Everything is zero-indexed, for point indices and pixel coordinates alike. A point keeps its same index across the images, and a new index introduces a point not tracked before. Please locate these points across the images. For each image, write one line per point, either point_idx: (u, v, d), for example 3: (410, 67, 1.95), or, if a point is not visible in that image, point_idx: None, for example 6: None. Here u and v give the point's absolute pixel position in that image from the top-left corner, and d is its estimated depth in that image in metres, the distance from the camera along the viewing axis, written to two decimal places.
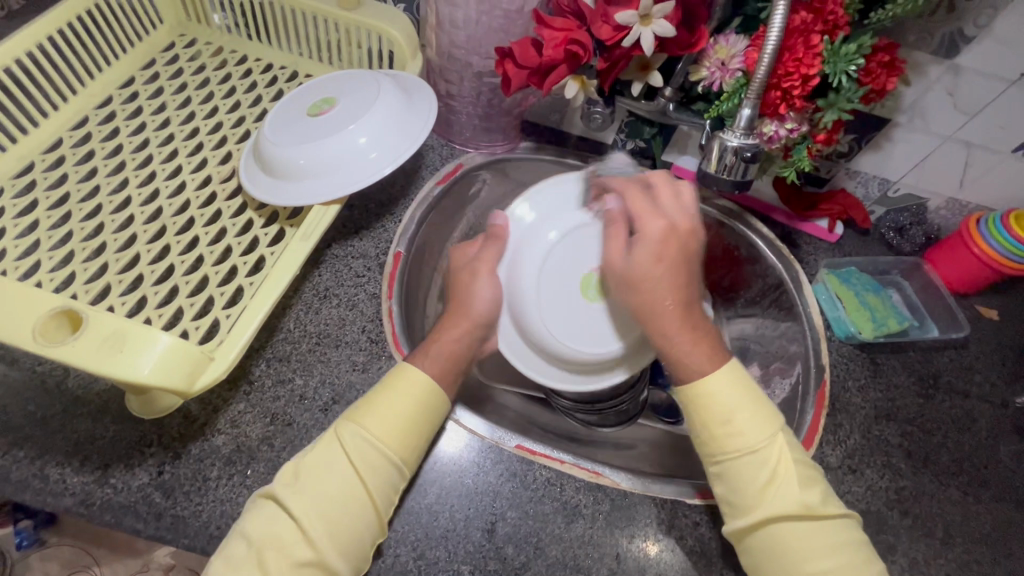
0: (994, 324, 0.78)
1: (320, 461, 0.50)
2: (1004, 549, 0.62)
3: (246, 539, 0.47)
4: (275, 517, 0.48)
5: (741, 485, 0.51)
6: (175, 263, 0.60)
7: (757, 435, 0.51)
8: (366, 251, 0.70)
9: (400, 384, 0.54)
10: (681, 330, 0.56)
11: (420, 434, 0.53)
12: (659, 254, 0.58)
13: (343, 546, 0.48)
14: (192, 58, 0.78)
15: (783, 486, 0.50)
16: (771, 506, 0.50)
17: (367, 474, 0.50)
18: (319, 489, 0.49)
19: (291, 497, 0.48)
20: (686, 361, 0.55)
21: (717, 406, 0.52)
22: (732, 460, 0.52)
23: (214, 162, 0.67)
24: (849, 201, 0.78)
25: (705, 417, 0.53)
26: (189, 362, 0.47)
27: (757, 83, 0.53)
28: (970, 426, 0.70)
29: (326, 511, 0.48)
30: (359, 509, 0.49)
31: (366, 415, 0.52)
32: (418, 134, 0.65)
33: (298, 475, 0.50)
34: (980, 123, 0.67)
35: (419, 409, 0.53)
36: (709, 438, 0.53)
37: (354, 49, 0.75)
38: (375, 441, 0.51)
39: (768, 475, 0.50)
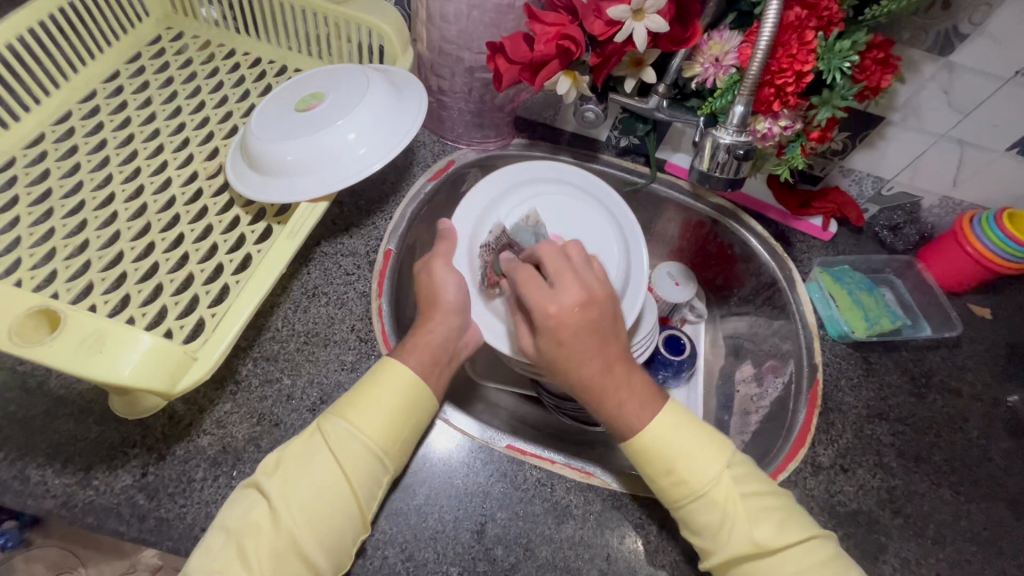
0: (987, 323, 0.78)
1: (304, 453, 0.50)
2: (995, 548, 0.62)
3: (227, 531, 0.47)
4: (257, 508, 0.47)
5: (699, 526, 0.51)
6: (160, 260, 0.59)
7: (704, 475, 0.52)
8: (356, 248, 0.70)
9: (387, 379, 0.54)
10: (616, 391, 0.56)
11: (406, 429, 0.53)
12: (587, 318, 0.56)
13: (324, 542, 0.47)
14: (179, 52, 0.76)
15: (734, 522, 0.50)
16: (728, 546, 0.50)
17: (350, 467, 0.49)
18: (298, 482, 0.48)
19: (273, 490, 0.48)
20: (626, 415, 0.55)
21: (657, 458, 0.53)
22: (686, 508, 0.52)
23: (200, 158, 0.66)
24: (842, 198, 0.78)
25: (653, 472, 0.53)
26: (171, 361, 0.46)
27: (750, 79, 0.53)
28: (961, 426, 0.70)
29: (307, 503, 0.47)
30: (341, 501, 0.48)
31: (353, 411, 0.52)
32: (407, 130, 0.64)
33: (280, 468, 0.49)
34: (974, 121, 0.67)
35: (405, 406, 0.53)
36: (661, 493, 0.53)
37: (344, 43, 0.74)
38: (360, 434, 0.51)
39: (720, 517, 0.50)
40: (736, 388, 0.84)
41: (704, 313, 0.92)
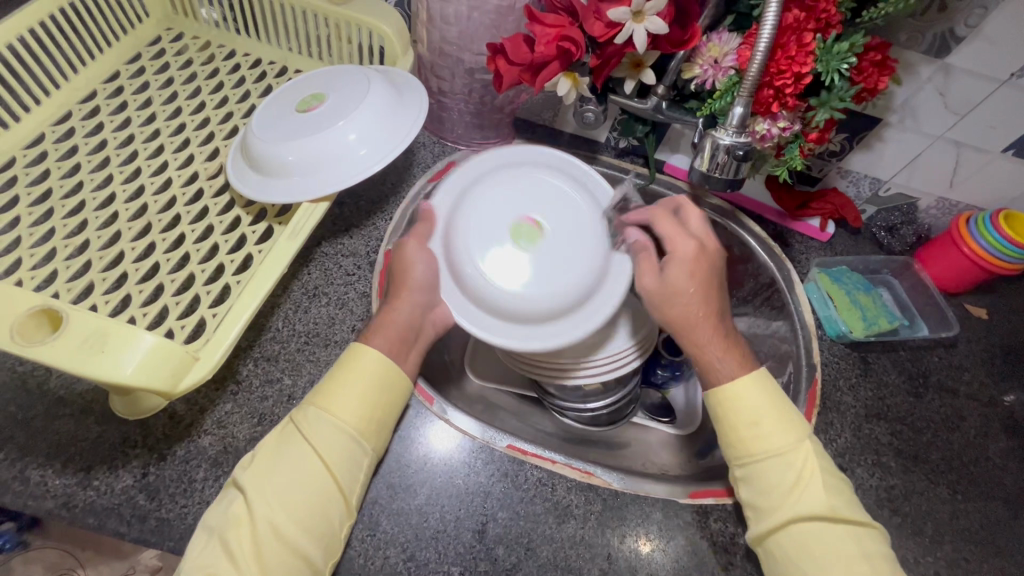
0: (983, 323, 0.78)
1: (279, 445, 0.50)
2: (992, 547, 0.63)
3: (212, 527, 0.48)
4: (237, 502, 0.48)
5: (766, 484, 0.53)
6: (161, 260, 0.59)
7: (785, 438, 0.54)
8: (356, 249, 0.70)
9: (353, 361, 0.54)
10: (719, 346, 0.58)
11: (376, 411, 0.53)
12: (694, 271, 0.59)
13: (309, 529, 0.48)
14: (179, 53, 0.77)
15: (808, 487, 0.52)
16: (796, 505, 0.52)
17: (321, 452, 0.49)
18: (273, 471, 0.49)
19: (248, 483, 0.48)
20: (716, 367, 0.57)
21: (745, 411, 0.55)
22: (761, 462, 0.54)
23: (201, 158, 0.66)
24: (840, 200, 0.79)
25: (728, 421, 0.56)
26: (173, 361, 0.46)
27: (750, 80, 0.53)
28: (958, 425, 0.70)
29: (283, 492, 0.48)
30: (317, 486, 0.49)
31: (324, 398, 0.52)
32: (408, 130, 0.64)
33: (255, 461, 0.50)
34: (971, 123, 0.67)
35: (375, 387, 0.53)
36: (737, 442, 0.55)
37: (345, 44, 0.74)
38: (329, 420, 0.51)
39: (793, 477, 0.53)
40: None
41: None
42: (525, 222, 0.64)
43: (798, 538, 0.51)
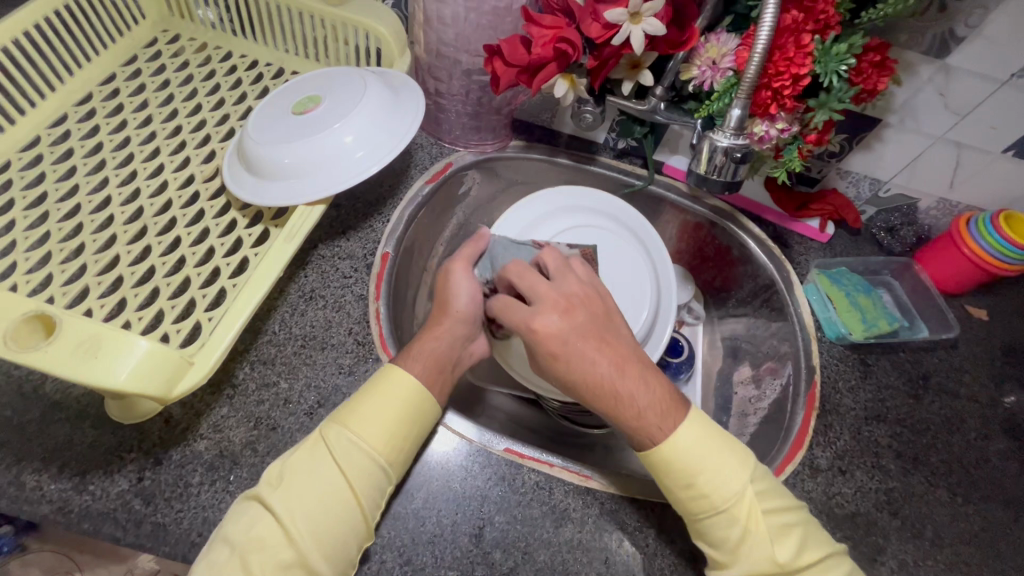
0: (984, 324, 0.78)
1: (306, 466, 0.49)
2: (992, 550, 0.62)
3: (231, 545, 0.46)
4: (262, 522, 0.47)
5: (716, 538, 0.51)
6: (156, 264, 0.58)
7: (728, 488, 0.51)
8: (353, 251, 0.69)
9: (389, 387, 0.53)
10: (632, 388, 0.54)
11: (409, 437, 0.53)
12: (575, 321, 0.56)
13: (330, 553, 0.47)
14: (175, 55, 0.76)
15: (756, 539, 0.50)
16: (748, 560, 0.50)
17: (354, 477, 0.49)
18: (298, 493, 0.48)
19: (277, 504, 0.47)
20: (647, 426, 0.53)
21: (679, 471, 0.52)
22: (708, 519, 0.51)
23: (197, 161, 0.66)
24: (840, 201, 0.78)
25: (671, 483, 0.52)
26: (167, 366, 0.46)
27: (748, 82, 0.53)
28: (958, 427, 0.70)
29: (314, 516, 0.47)
30: (348, 512, 0.48)
31: (354, 419, 0.51)
32: (404, 133, 0.64)
33: (283, 480, 0.49)
34: (970, 124, 0.67)
35: (407, 411, 0.53)
36: (682, 505, 0.52)
37: (341, 45, 0.74)
38: (363, 444, 0.50)
39: (739, 533, 0.50)
40: (734, 389, 0.84)
41: (701, 316, 0.91)
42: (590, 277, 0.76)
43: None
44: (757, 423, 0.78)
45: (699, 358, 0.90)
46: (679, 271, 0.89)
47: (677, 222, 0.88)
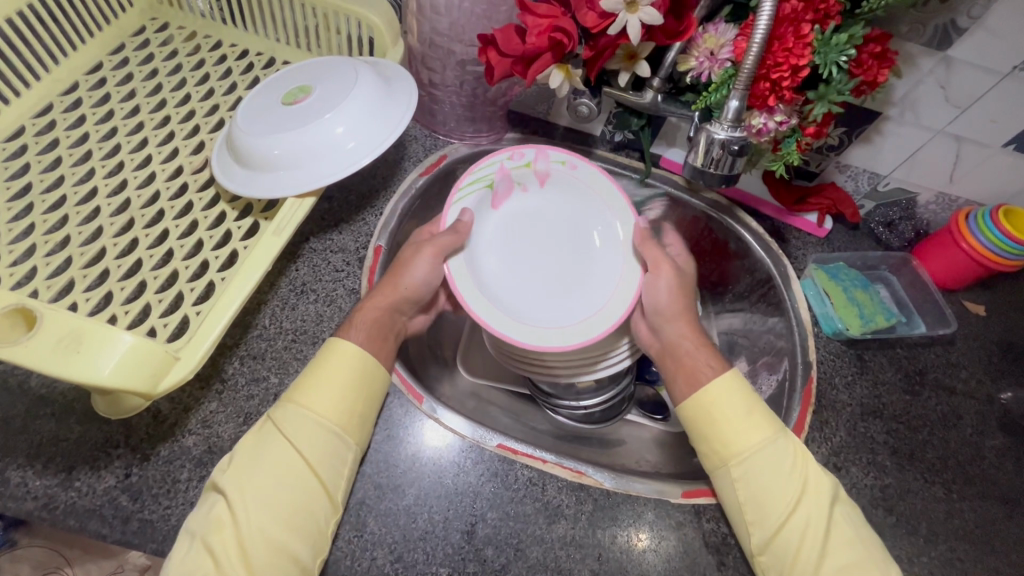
0: (982, 319, 0.78)
1: (257, 441, 0.50)
2: (986, 546, 0.62)
3: (192, 533, 0.46)
4: (218, 507, 0.47)
5: (772, 478, 0.53)
6: (144, 257, 0.57)
7: (759, 435, 0.54)
8: (345, 244, 0.68)
9: (333, 358, 0.53)
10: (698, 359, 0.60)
11: (358, 403, 0.52)
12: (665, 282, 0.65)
13: (292, 523, 0.47)
14: (164, 43, 0.75)
15: (807, 473, 0.54)
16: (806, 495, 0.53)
17: (304, 449, 0.49)
18: (250, 465, 0.48)
19: (228, 484, 0.47)
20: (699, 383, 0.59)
21: (734, 407, 0.56)
22: (761, 451, 0.54)
23: (185, 152, 0.65)
24: (838, 195, 0.78)
25: (710, 433, 0.56)
26: (152, 361, 0.45)
27: (745, 73, 0.52)
28: (955, 423, 0.69)
29: (264, 490, 0.47)
30: (299, 484, 0.48)
31: (300, 392, 0.51)
32: (396, 125, 0.62)
33: (234, 461, 0.49)
34: (970, 117, 0.66)
35: (353, 378, 0.52)
36: (715, 451, 0.55)
37: (333, 35, 0.72)
38: (309, 414, 0.50)
39: (793, 463, 0.54)
40: None
41: (699, 311, 0.89)
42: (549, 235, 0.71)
43: (797, 532, 0.51)
44: None
45: None
46: None
47: (673, 215, 0.86)
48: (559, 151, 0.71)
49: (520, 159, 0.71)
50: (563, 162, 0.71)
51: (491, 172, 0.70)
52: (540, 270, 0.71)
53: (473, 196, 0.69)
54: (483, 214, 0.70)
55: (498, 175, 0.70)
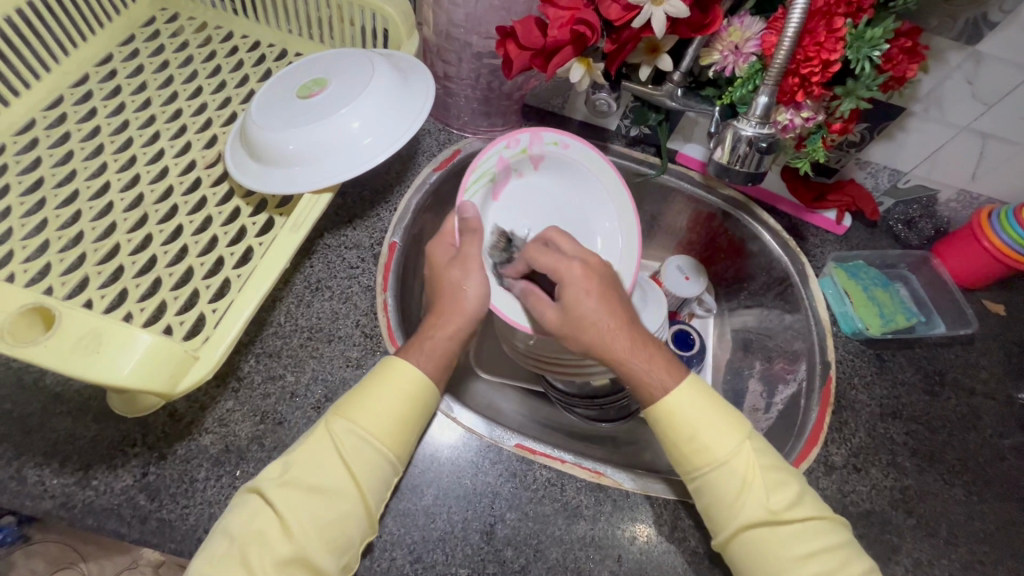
0: (1001, 319, 0.77)
1: (309, 454, 0.48)
2: (1006, 549, 0.62)
3: (230, 537, 0.45)
4: (262, 515, 0.46)
5: (714, 497, 0.52)
6: (158, 253, 0.57)
7: (727, 445, 0.52)
8: (359, 241, 0.67)
9: (393, 378, 0.52)
10: (642, 355, 0.55)
11: (415, 429, 0.52)
12: (589, 290, 0.57)
13: (334, 545, 0.46)
14: (175, 35, 0.74)
15: (752, 492, 0.51)
16: (745, 513, 0.50)
17: (361, 471, 0.48)
18: (305, 480, 0.47)
19: (277, 496, 0.46)
20: (647, 381, 0.54)
21: (682, 429, 0.53)
22: (707, 474, 0.52)
23: (199, 146, 0.64)
24: (857, 191, 0.77)
25: (672, 441, 0.53)
26: (171, 362, 0.44)
27: (776, 68, 0.50)
28: (974, 424, 0.69)
29: (315, 509, 0.46)
30: (351, 507, 0.47)
31: (359, 410, 0.50)
32: (413, 119, 0.61)
33: (285, 473, 0.48)
34: (997, 114, 0.65)
35: (413, 403, 0.51)
36: (678, 462, 0.53)
37: (347, 26, 0.71)
38: (367, 435, 0.49)
39: (738, 486, 0.51)
40: (746, 383, 0.82)
41: (712, 309, 0.89)
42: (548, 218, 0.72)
43: (751, 549, 0.50)
44: (770, 419, 0.76)
45: (709, 351, 0.88)
46: (690, 262, 0.86)
47: (688, 211, 0.85)
48: (553, 132, 0.69)
49: (515, 146, 0.68)
50: (556, 143, 0.70)
51: (492, 164, 0.67)
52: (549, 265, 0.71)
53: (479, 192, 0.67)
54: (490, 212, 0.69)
55: (498, 167, 0.68)
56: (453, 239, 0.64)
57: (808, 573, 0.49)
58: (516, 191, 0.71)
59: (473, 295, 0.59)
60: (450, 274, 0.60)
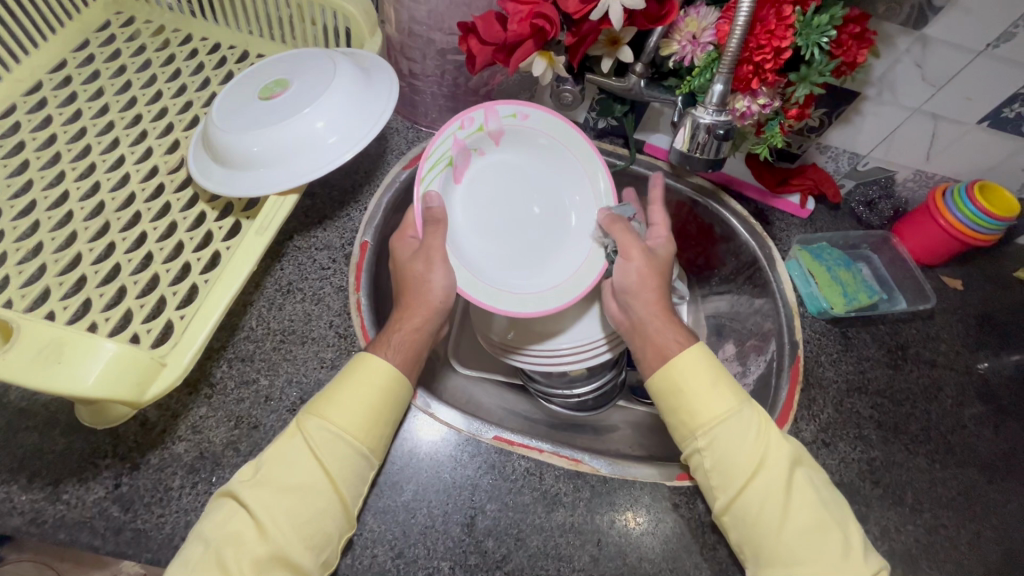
0: (958, 293, 0.80)
1: (282, 454, 0.49)
2: (967, 512, 0.64)
3: (205, 541, 0.45)
4: (236, 517, 0.46)
5: (729, 448, 0.54)
6: (122, 261, 0.56)
7: (720, 407, 0.55)
8: (330, 242, 0.67)
9: (361, 375, 0.52)
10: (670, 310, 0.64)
11: (388, 423, 0.52)
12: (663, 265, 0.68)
13: (313, 542, 0.46)
14: (131, 38, 0.72)
15: (767, 441, 0.54)
16: (760, 460, 0.53)
17: (334, 467, 0.48)
18: (279, 479, 0.47)
19: (251, 496, 0.47)
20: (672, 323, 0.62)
21: (702, 378, 0.56)
22: (723, 423, 0.55)
23: (160, 151, 0.63)
24: (819, 175, 0.79)
25: (672, 407, 0.57)
26: (137, 370, 0.44)
27: (729, 57, 0.52)
28: (936, 395, 0.71)
29: (290, 508, 0.46)
30: (327, 503, 0.48)
31: (329, 407, 0.50)
32: (378, 117, 0.61)
33: (257, 474, 0.48)
34: (946, 95, 0.67)
35: (383, 397, 0.52)
36: (698, 411, 0.56)
37: (308, 26, 0.71)
38: (339, 432, 0.49)
39: (755, 432, 0.55)
40: None
41: (686, 295, 0.89)
42: (514, 196, 0.71)
43: (763, 499, 0.52)
44: None
45: None
46: None
47: (659, 200, 0.86)
48: (508, 105, 0.65)
49: (470, 125, 0.65)
50: (515, 115, 0.66)
51: (447, 148, 0.64)
52: (512, 241, 0.70)
53: (440, 179, 0.64)
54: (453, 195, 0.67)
55: (455, 150, 0.65)
56: (414, 232, 0.63)
57: (806, 524, 0.52)
58: (475, 172, 0.68)
59: (439, 288, 0.58)
60: (414, 268, 0.59)
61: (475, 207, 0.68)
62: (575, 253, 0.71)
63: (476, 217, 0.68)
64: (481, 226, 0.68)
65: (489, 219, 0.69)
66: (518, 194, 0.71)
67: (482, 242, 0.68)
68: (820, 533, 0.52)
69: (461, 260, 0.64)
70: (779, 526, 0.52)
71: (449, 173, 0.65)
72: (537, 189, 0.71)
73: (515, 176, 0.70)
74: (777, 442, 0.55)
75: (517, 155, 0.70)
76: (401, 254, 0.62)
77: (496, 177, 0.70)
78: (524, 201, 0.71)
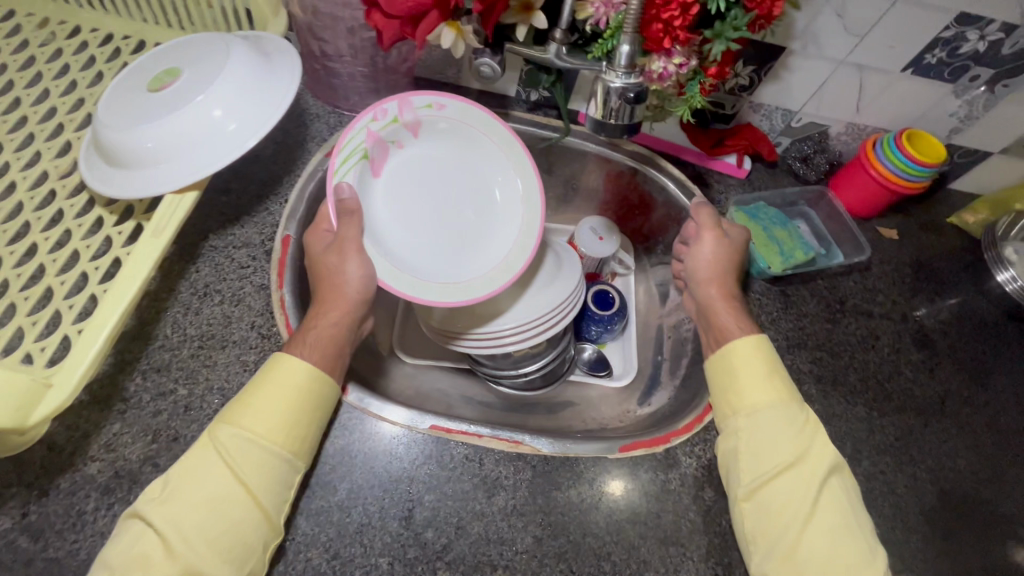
0: (894, 243, 0.81)
1: (193, 468, 0.46)
2: (904, 456, 0.66)
3: (112, 566, 0.43)
4: (146, 537, 0.44)
5: (768, 438, 0.55)
6: (10, 277, 0.52)
7: (765, 396, 0.56)
8: (248, 239, 0.64)
9: (278, 377, 0.50)
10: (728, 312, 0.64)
11: (311, 425, 0.50)
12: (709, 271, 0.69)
13: (231, 555, 0.45)
14: (11, 34, 0.67)
15: (809, 442, 0.55)
16: (795, 456, 0.54)
17: (251, 476, 0.46)
18: (190, 493, 0.45)
19: (159, 513, 0.44)
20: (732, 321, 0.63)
21: (756, 365, 0.58)
22: (767, 409, 0.56)
23: (49, 156, 0.59)
24: (754, 134, 0.78)
25: (721, 387, 0.59)
26: (16, 393, 0.41)
27: (631, 14, 0.50)
28: (873, 345, 0.72)
29: (203, 522, 0.44)
30: (245, 513, 0.45)
31: (243, 414, 0.48)
32: (280, 101, 0.57)
33: (167, 491, 0.45)
34: (870, 43, 0.66)
35: (302, 398, 0.50)
36: (747, 392, 0.57)
37: (205, 8, 0.66)
38: (254, 438, 0.47)
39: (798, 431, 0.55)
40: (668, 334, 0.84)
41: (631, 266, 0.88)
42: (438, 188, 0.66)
43: (789, 495, 0.53)
44: None
45: (637, 302, 0.87)
46: (604, 223, 0.83)
47: (599, 171, 0.84)
48: (423, 95, 0.62)
49: (385, 116, 0.61)
50: (431, 105, 0.63)
51: (360, 141, 0.60)
52: (438, 235, 0.66)
53: (353, 176, 0.60)
54: (372, 191, 0.62)
55: (369, 142, 0.61)
56: (329, 225, 0.61)
57: (830, 527, 0.51)
58: (396, 166, 0.64)
59: (355, 279, 0.56)
60: (328, 262, 0.57)
61: (396, 201, 0.64)
62: (506, 242, 0.67)
63: (397, 214, 0.64)
64: (402, 222, 0.64)
65: (410, 213, 0.65)
66: (443, 185, 0.67)
67: (402, 238, 0.64)
68: (840, 540, 0.51)
69: (382, 254, 0.60)
70: (800, 524, 0.51)
71: (364, 169, 0.61)
72: (462, 179, 0.67)
73: (439, 166, 0.66)
74: (820, 445, 0.55)
75: (438, 142, 0.66)
76: (315, 248, 0.60)
77: (417, 167, 0.65)
78: (449, 194, 0.67)
